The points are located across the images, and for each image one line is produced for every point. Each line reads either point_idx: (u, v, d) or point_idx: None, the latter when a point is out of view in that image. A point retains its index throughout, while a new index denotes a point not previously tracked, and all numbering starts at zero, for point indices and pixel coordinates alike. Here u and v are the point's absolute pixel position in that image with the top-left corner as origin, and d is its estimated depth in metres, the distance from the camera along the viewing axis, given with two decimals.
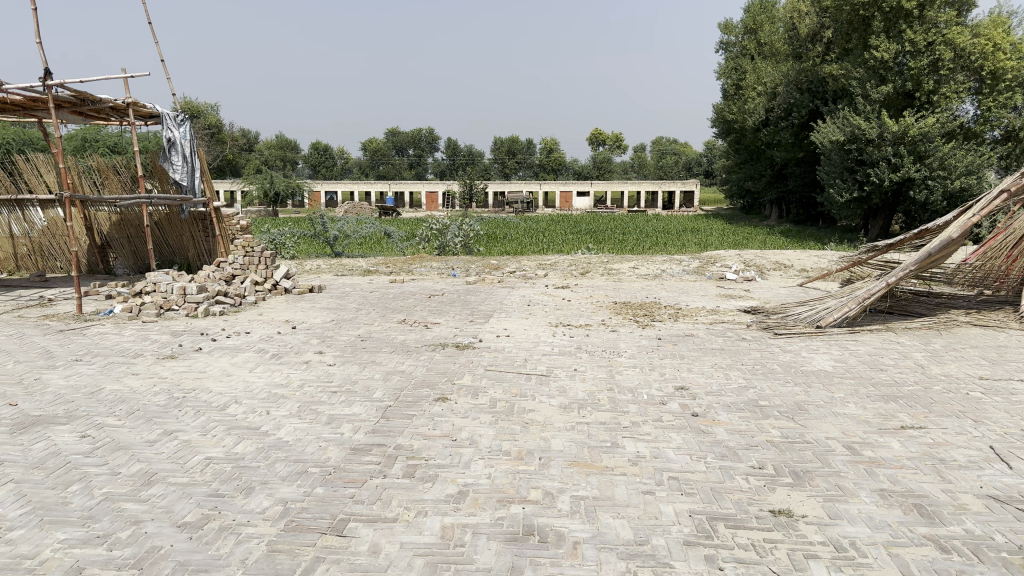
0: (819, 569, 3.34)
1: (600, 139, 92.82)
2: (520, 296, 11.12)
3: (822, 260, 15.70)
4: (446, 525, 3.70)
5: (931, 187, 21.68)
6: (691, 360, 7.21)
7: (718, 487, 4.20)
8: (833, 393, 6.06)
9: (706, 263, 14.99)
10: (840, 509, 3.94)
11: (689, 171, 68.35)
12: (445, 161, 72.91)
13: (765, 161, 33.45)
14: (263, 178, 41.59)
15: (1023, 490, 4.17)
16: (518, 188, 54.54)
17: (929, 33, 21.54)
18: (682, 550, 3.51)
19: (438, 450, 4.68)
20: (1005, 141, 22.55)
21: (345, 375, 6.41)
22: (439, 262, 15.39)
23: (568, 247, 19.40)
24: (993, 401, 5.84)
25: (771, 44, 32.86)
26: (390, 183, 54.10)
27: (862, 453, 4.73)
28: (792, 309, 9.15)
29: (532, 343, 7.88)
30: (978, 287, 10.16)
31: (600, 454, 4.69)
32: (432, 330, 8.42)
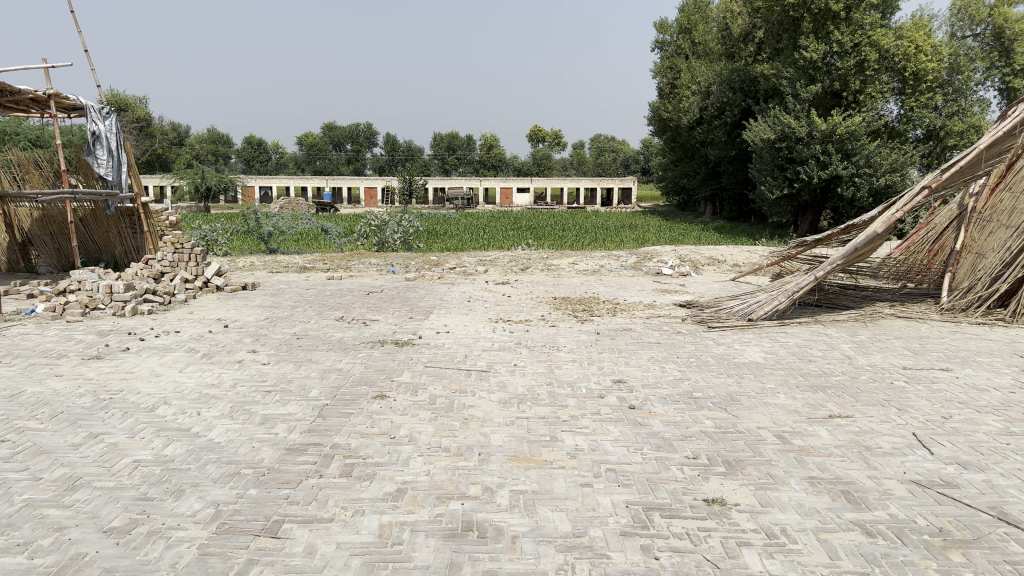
0: (751, 557, 3.42)
1: (540, 135, 93.30)
2: (461, 292, 11.07)
3: (753, 255, 16.10)
4: (383, 524, 3.66)
5: (858, 184, 22.43)
6: (629, 354, 7.29)
7: (654, 478, 4.26)
8: (764, 384, 6.22)
9: (643, 258, 15.22)
10: (771, 496, 4.04)
11: (626, 168, 69.25)
12: (383, 156, 72.37)
13: (699, 158, 34.08)
14: (194, 172, 40.57)
15: (943, 475, 4.35)
16: (457, 184, 54.45)
17: (855, 34, 22.25)
18: (619, 541, 3.55)
19: (375, 449, 4.62)
20: (926, 139, 23.63)
21: (280, 374, 6.28)
22: (378, 260, 15.22)
23: (507, 243, 19.45)
24: (915, 389, 6.07)
25: (704, 44, 33.54)
26: (327, 179, 53.37)
27: (792, 442, 4.86)
28: (725, 303, 9.34)
29: (473, 339, 7.86)
30: (902, 281, 10.75)
31: (540, 448, 4.71)
32: (371, 327, 8.34)
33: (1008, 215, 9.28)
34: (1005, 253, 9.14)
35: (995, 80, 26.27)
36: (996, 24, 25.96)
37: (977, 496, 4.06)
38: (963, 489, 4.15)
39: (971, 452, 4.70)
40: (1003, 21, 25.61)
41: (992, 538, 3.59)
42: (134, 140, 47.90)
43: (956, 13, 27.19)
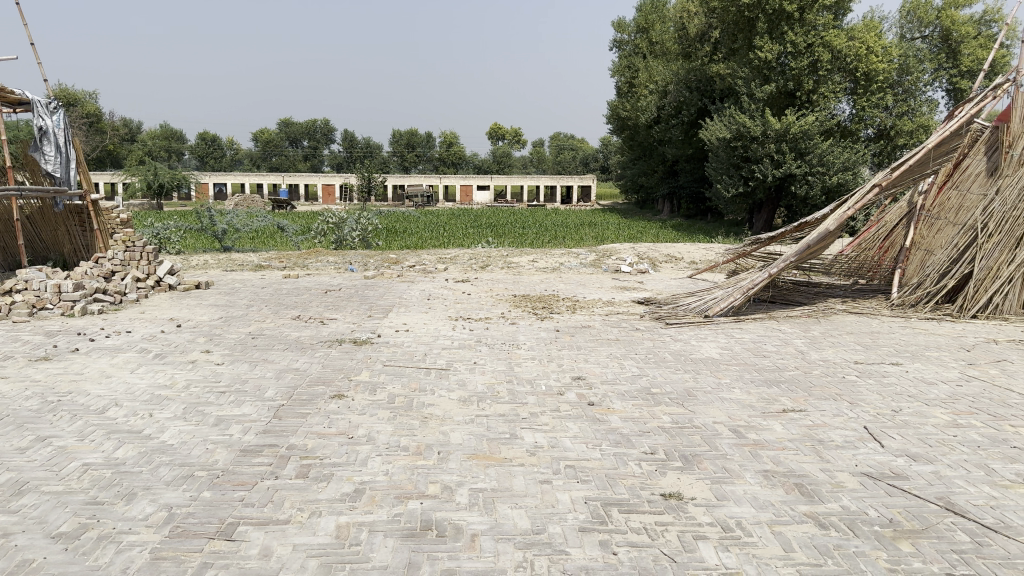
0: (707, 550, 3.46)
1: (500, 133, 93.39)
2: (420, 290, 11.02)
3: (710, 253, 16.32)
4: (341, 525, 3.62)
5: (811, 182, 22.86)
6: (588, 351, 7.33)
7: (612, 473, 4.29)
8: (720, 379, 6.31)
9: (602, 256, 15.29)
10: (727, 490, 4.10)
11: (586, 167, 69.66)
12: (342, 153, 71.77)
13: (657, 157, 34.42)
14: (146, 169, 39.68)
15: (893, 467, 4.45)
16: (417, 182, 54.22)
17: (809, 35, 22.65)
18: (578, 537, 3.57)
19: (333, 449, 4.58)
20: (877, 139, 24.20)
21: (234, 374, 6.19)
22: (336, 257, 15.08)
23: (467, 241, 19.43)
24: (866, 383, 6.21)
25: (662, 43, 33.87)
26: (283, 176, 52.68)
27: (746, 436, 4.94)
28: (682, 300, 9.44)
29: (432, 337, 7.83)
30: (854, 277, 10.92)
31: (499, 446, 4.71)
32: (328, 326, 8.26)
33: (955, 213, 9.64)
34: (952, 251, 9.46)
35: (943, 82, 27.01)
36: (943, 27, 26.65)
37: (925, 487, 4.17)
38: (912, 480, 4.26)
39: (919, 445, 4.82)
40: (951, 24, 26.29)
41: (939, 528, 3.69)
42: (84, 138, 46.72)
43: (905, 16, 27.82)
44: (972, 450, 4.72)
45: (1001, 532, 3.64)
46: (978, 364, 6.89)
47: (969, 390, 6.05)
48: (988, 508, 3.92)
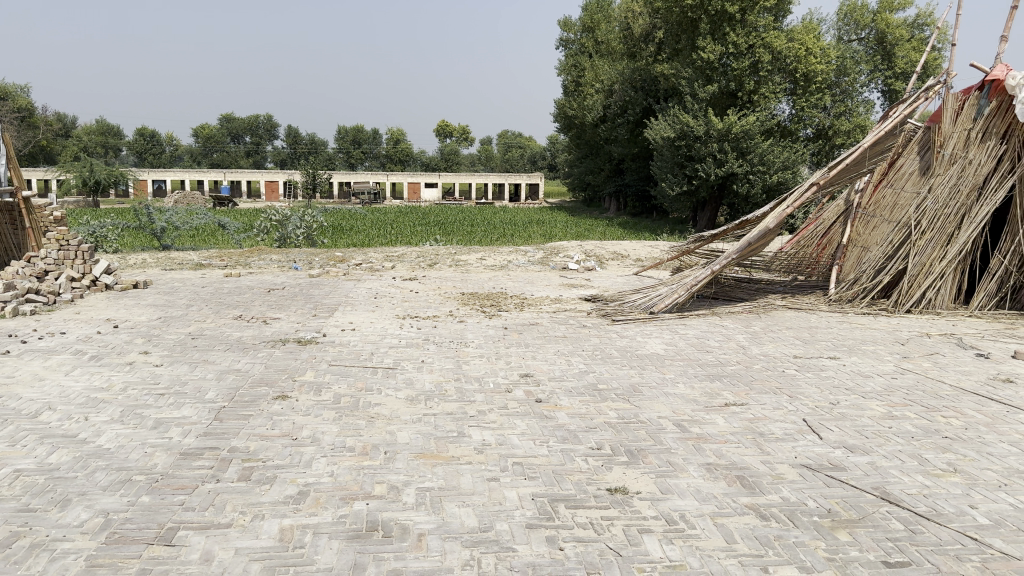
0: (651, 543, 3.51)
1: (448, 131, 93.11)
2: (367, 288, 10.92)
3: (655, 250, 16.55)
4: (285, 527, 3.58)
5: (752, 181, 23.37)
6: (535, 348, 7.37)
7: (559, 469, 4.32)
8: (664, 374, 6.41)
9: (550, 254, 15.37)
10: (670, 484, 4.16)
11: (533, 165, 70.01)
12: (286, 149, 70.70)
13: (603, 156, 34.75)
14: (81, 165, 38.44)
15: (830, 459, 4.58)
16: (363, 179, 53.73)
17: (750, 36, 23.11)
18: (525, 533, 3.58)
19: (276, 451, 4.51)
20: (816, 138, 24.84)
21: (173, 376, 6.05)
22: (280, 256, 14.84)
23: (415, 239, 19.33)
24: (805, 376, 6.37)
25: (607, 43, 34.20)
26: (226, 173, 51.66)
27: (690, 430, 5.02)
28: (628, 297, 9.55)
29: (379, 336, 7.77)
30: (793, 273, 11.19)
31: (447, 444, 4.70)
32: (272, 325, 8.13)
33: (890, 211, 9.95)
34: (887, 248, 9.78)
35: (878, 83, 27.85)
36: (879, 30, 27.45)
37: (862, 478, 4.30)
38: (849, 471, 4.38)
39: (856, 436, 4.97)
40: (886, 26, 27.12)
41: (875, 517, 3.81)
42: (15, 134, 45.19)
43: (843, 18, 28.59)
44: (906, 441, 4.89)
45: (932, 520, 3.78)
46: (912, 358, 7.12)
47: (904, 382, 6.26)
48: (921, 496, 4.06)
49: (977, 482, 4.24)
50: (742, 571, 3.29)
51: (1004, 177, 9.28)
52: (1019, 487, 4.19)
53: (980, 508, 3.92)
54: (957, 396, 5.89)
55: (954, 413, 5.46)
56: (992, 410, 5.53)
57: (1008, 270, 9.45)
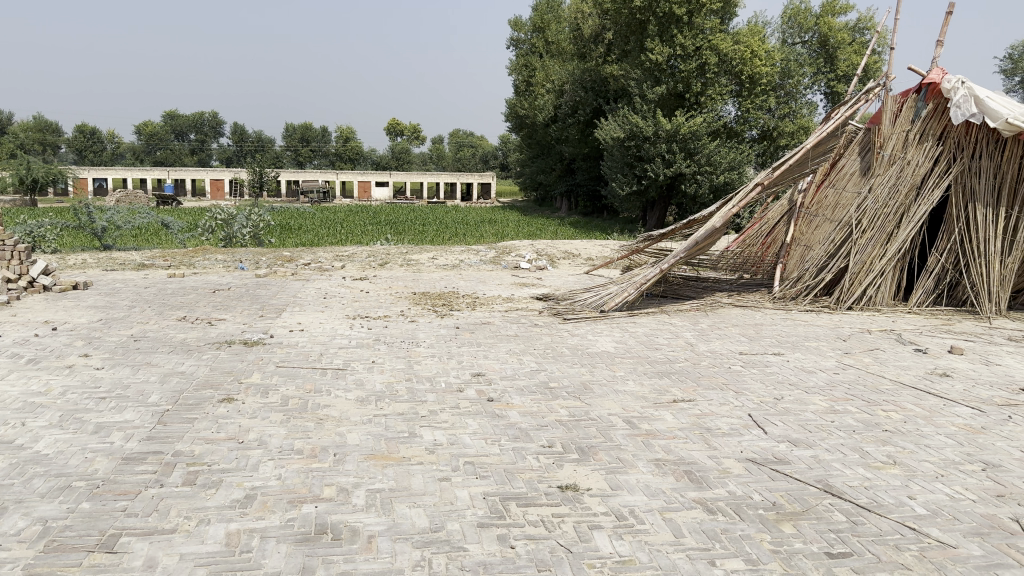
0: (601, 539, 3.54)
1: (398, 129, 92.43)
2: (316, 288, 10.81)
3: (605, 249, 16.70)
4: (231, 532, 3.52)
5: (700, 181, 23.77)
6: (487, 347, 7.37)
7: (510, 468, 4.33)
8: (614, 371, 6.48)
9: (502, 253, 15.39)
10: (621, 480, 4.21)
11: (485, 164, 69.99)
12: (232, 147, 69.53)
13: (554, 156, 34.93)
14: (17, 163, 37.18)
15: (775, 453, 4.68)
16: (312, 178, 53.07)
17: (697, 38, 23.42)
18: (476, 533, 3.59)
19: (222, 455, 4.43)
20: (761, 140, 25.38)
21: (115, 380, 5.89)
22: (225, 255, 14.58)
23: (365, 238, 19.16)
24: (751, 373, 6.51)
25: (557, 43, 34.36)
26: (170, 172, 50.52)
27: (639, 427, 5.08)
28: (578, 296, 9.62)
29: (328, 336, 7.69)
30: (739, 272, 11.35)
31: (397, 445, 4.68)
32: (218, 327, 7.98)
33: (832, 210, 10.18)
34: (829, 246, 10.00)
35: (821, 85, 28.53)
36: (821, 33, 28.11)
37: (805, 471, 4.40)
38: (794, 464, 4.49)
39: (800, 430, 5.09)
40: (828, 30, 27.80)
41: (818, 509, 3.91)
42: None
43: (787, 22, 29.18)
44: (848, 434, 5.02)
45: (873, 511, 3.89)
46: (853, 353, 7.32)
47: (845, 377, 6.44)
48: (863, 488, 4.18)
49: (915, 474, 4.38)
50: (690, 565, 3.35)
51: (940, 178, 9.64)
52: (954, 478, 4.34)
53: (918, 499, 4.06)
54: (897, 390, 6.07)
55: (894, 406, 5.63)
56: (929, 404, 5.72)
57: (945, 268, 9.83)
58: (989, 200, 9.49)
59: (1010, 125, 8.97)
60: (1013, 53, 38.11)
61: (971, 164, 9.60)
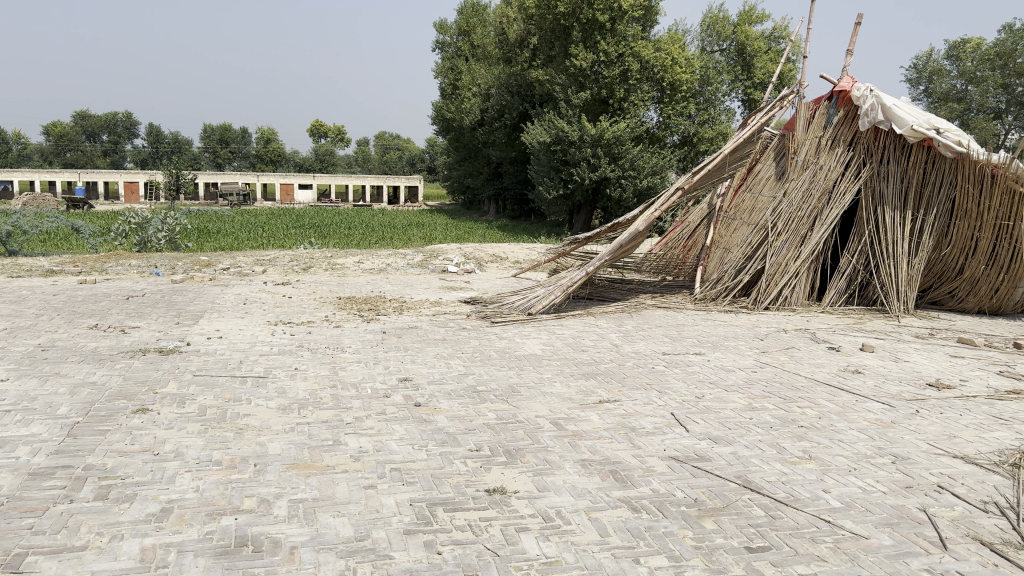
0: (528, 541, 3.56)
1: (321, 131, 91.02)
2: (236, 294, 10.55)
3: (532, 252, 16.81)
4: (146, 547, 3.40)
5: (624, 186, 24.21)
6: (414, 351, 7.33)
7: (437, 474, 4.31)
8: (541, 374, 6.52)
9: (429, 257, 15.31)
10: (547, 481, 4.24)
11: (411, 167, 69.65)
12: (146, 148, 67.22)
13: (481, 159, 34.96)
14: None
15: (696, 450, 4.79)
16: (231, 180, 51.77)
17: (619, 45, 23.84)
18: (402, 540, 3.56)
19: (136, 468, 4.27)
20: (682, 145, 26.11)
21: (20, 392, 5.60)
22: (139, 260, 14.09)
23: (288, 242, 18.80)
24: (673, 372, 6.65)
25: (483, 47, 34.46)
26: (79, 174, 48.57)
27: (566, 428, 5.13)
28: (506, 298, 9.65)
29: (248, 343, 7.52)
30: (662, 274, 11.56)
31: (321, 454, 4.60)
32: (131, 335, 7.70)
33: (749, 214, 10.47)
34: (747, 248, 10.28)
35: (739, 92, 29.41)
36: (739, 41, 28.98)
37: (725, 467, 4.53)
38: (714, 461, 4.61)
39: (720, 428, 5.23)
40: (745, 38, 28.69)
41: (739, 505, 4.02)
42: None
43: (706, 30, 29.92)
44: (766, 431, 5.18)
45: (790, 505, 4.02)
46: (770, 352, 7.56)
47: (763, 375, 6.65)
48: (780, 483, 4.32)
49: (830, 468, 4.55)
50: (616, 563, 3.39)
51: (851, 182, 10.08)
52: (866, 471, 4.53)
53: (832, 492, 4.21)
54: (812, 387, 6.29)
55: (809, 403, 5.83)
56: (842, 400, 5.95)
57: (856, 268, 10.25)
58: (896, 203, 9.99)
59: (914, 131, 9.55)
60: (918, 63, 40.06)
61: (879, 168, 10.10)
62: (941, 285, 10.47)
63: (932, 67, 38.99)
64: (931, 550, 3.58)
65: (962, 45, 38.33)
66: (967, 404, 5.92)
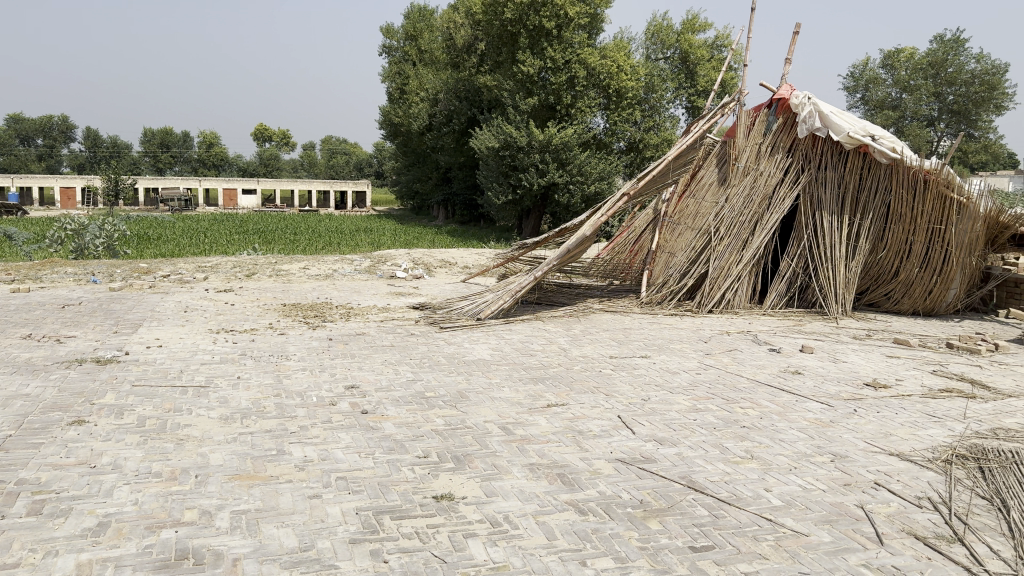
0: (476, 547, 3.56)
1: (266, 135, 89.65)
2: (176, 301, 10.32)
3: (481, 257, 16.83)
4: (82, 562, 3.31)
5: (572, 191, 24.46)
6: (362, 358, 7.28)
7: (384, 481, 4.29)
8: (490, 379, 6.53)
9: (377, 262, 15.20)
10: (495, 486, 4.25)
11: (360, 171, 69.01)
12: (84, 153, 65.29)
13: (429, 164, 34.82)
14: None
15: (643, 452, 4.86)
16: (172, 185, 50.53)
17: (566, 52, 24.00)
18: (348, 549, 3.53)
19: (72, 481, 4.15)
20: (628, 151, 26.52)
21: None
22: (75, 268, 13.67)
23: (231, 248, 18.45)
24: (620, 375, 6.72)
25: (430, 52, 34.39)
26: (12, 179, 46.88)
27: (514, 432, 5.15)
28: (455, 304, 9.65)
29: (189, 352, 7.36)
30: (609, 279, 11.70)
31: (264, 463, 4.53)
32: (66, 344, 7.48)
33: (692, 219, 10.65)
34: (691, 252, 10.45)
35: (683, 100, 29.92)
36: (682, 49, 29.47)
37: (671, 468, 4.60)
38: (659, 462, 4.68)
39: (666, 429, 5.31)
40: (689, 46, 29.21)
41: (683, 504, 4.09)
42: None
43: (650, 38, 30.37)
44: (710, 431, 5.28)
45: (733, 504, 4.11)
46: (714, 354, 7.71)
47: (707, 376, 6.78)
48: (723, 482, 4.40)
49: (771, 467, 4.66)
50: (562, 566, 3.42)
51: (790, 189, 10.37)
52: (806, 469, 4.64)
53: (774, 491, 4.31)
54: (754, 388, 6.44)
55: (750, 403, 5.96)
56: (783, 400, 6.10)
57: (796, 272, 10.50)
58: (834, 208, 10.29)
59: (850, 138, 9.84)
60: (855, 71, 41.24)
61: (817, 175, 10.40)
62: (877, 288, 10.77)
63: (868, 76, 40.20)
64: (868, 545, 3.69)
65: (896, 54, 39.64)
66: (903, 403, 6.12)
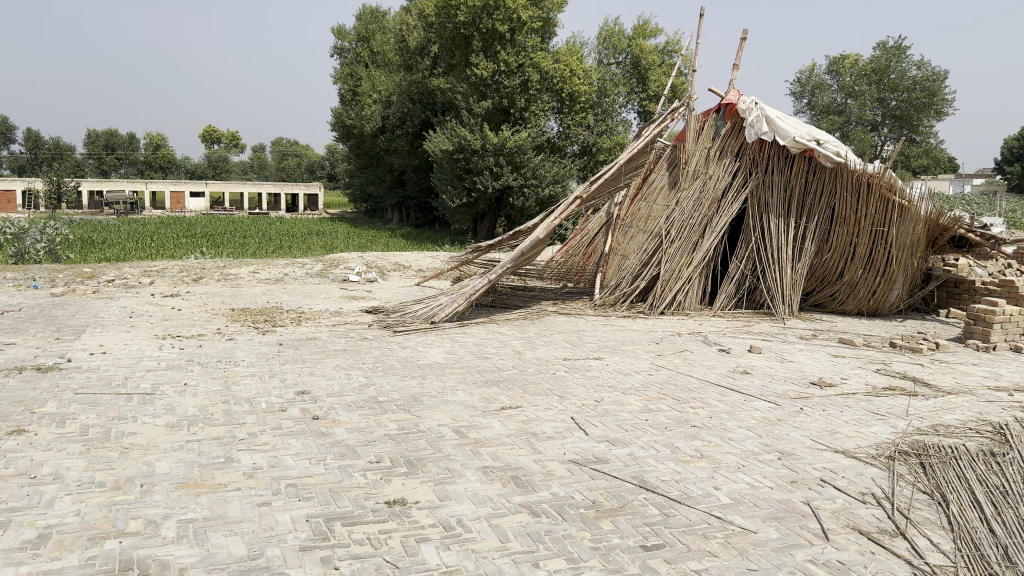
0: (428, 552, 3.56)
1: (215, 136, 88.13)
2: (121, 307, 10.09)
3: (435, 260, 16.80)
4: None
5: (527, 194, 24.57)
6: (312, 363, 7.20)
7: (336, 487, 4.25)
8: (444, 382, 6.52)
9: (329, 266, 15.05)
10: (448, 490, 4.25)
11: (313, 174, 68.32)
12: (24, 154, 63.35)
13: (383, 166, 34.63)
14: None
15: (596, 452, 4.90)
16: (118, 188, 49.29)
17: (519, 55, 24.06)
18: (298, 556, 3.49)
19: (11, 493, 4.03)
20: (581, 155, 26.73)
21: None
22: (14, 273, 13.26)
23: (179, 252, 18.09)
24: (573, 378, 6.76)
25: (382, 53, 34.21)
26: None
27: (468, 436, 5.14)
28: (409, 307, 9.60)
29: (134, 359, 7.19)
30: (563, 281, 11.79)
31: (212, 471, 4.46)
32: (4, 352, 7.25)
33: (644, 221, 10.77)
34: (643, 255, 10.57)
35: (635, 104, 30.28)
36: (634, 54, 29.81)
37: (622, 468, 4.65)
38: (612, 463, 4.72)
39: (618, 430, 5.36)
40: (641, 51, 29.58)
41: (635, 504, 4.13)
42: None
43: (602, 43, 30.68)
44: (661, 431, 5.35)
45: (683, 503, 4.17)
46: (665, 355, 7.81)
47: (659, 377, 6.86)
48: (674, 482, 4.47)
49: (720, 466, 4.74)
50: (515, 568, 3.43)
51: (738, 192, 10.55)
52: (755, 467, 4.74)
53: (723, 489, 4.39)
54: (704, 388, 6.54)
55: (701, 403, 6.06)
56: (732, 400, 6.20)
57: (745, 273, 10.69)
58: (781, 211, 10.51)
59: (796, 142, 10.08)
60: (801, 77, 42.22)
61: (764, 178, 10.61)
62: (823, 288, 11.01)
63: (815, 82, 41.18)
64: (814, 541, 3.77)
65: (841, 61, 40.72)
66: (847, 401, 6.28)
